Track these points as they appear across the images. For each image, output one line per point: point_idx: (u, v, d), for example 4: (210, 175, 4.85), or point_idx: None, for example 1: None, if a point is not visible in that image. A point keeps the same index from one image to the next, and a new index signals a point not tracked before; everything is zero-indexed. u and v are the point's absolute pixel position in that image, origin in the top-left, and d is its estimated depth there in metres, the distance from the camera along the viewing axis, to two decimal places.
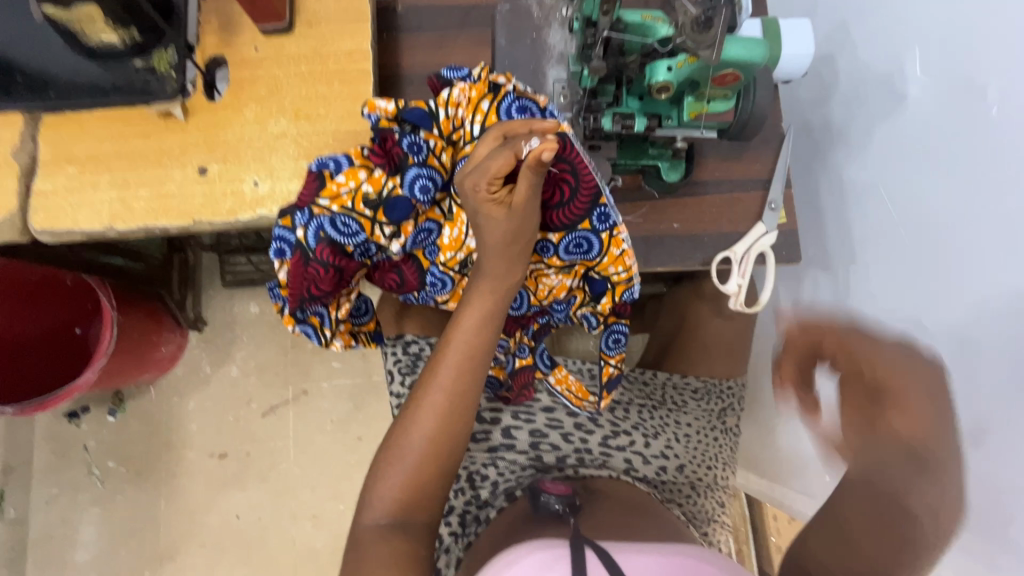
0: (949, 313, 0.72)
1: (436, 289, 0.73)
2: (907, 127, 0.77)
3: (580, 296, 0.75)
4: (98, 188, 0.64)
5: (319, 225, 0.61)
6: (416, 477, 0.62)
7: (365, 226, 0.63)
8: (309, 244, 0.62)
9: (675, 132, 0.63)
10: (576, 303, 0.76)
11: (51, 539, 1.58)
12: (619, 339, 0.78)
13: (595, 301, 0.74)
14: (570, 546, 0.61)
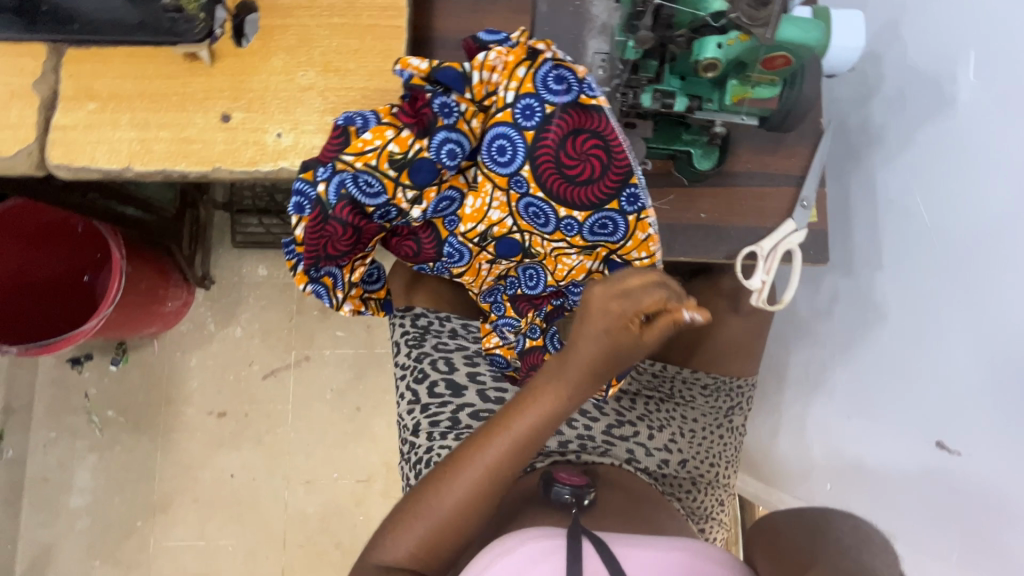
0: (970, 335, 0.71)
1: (454, 260, 0.74)
2: (952, 134, 0.75)
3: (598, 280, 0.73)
4: (118, 127, 0.63)
5: (341, 182, 0.59)
6: (434, 538, 0.65)
7: (387, 187, 0.61)
8: (330, 201, 0.60)
9: (715, 116, 0.61)
10: None
11: (47, 482, 1.59)
12: None
13: None
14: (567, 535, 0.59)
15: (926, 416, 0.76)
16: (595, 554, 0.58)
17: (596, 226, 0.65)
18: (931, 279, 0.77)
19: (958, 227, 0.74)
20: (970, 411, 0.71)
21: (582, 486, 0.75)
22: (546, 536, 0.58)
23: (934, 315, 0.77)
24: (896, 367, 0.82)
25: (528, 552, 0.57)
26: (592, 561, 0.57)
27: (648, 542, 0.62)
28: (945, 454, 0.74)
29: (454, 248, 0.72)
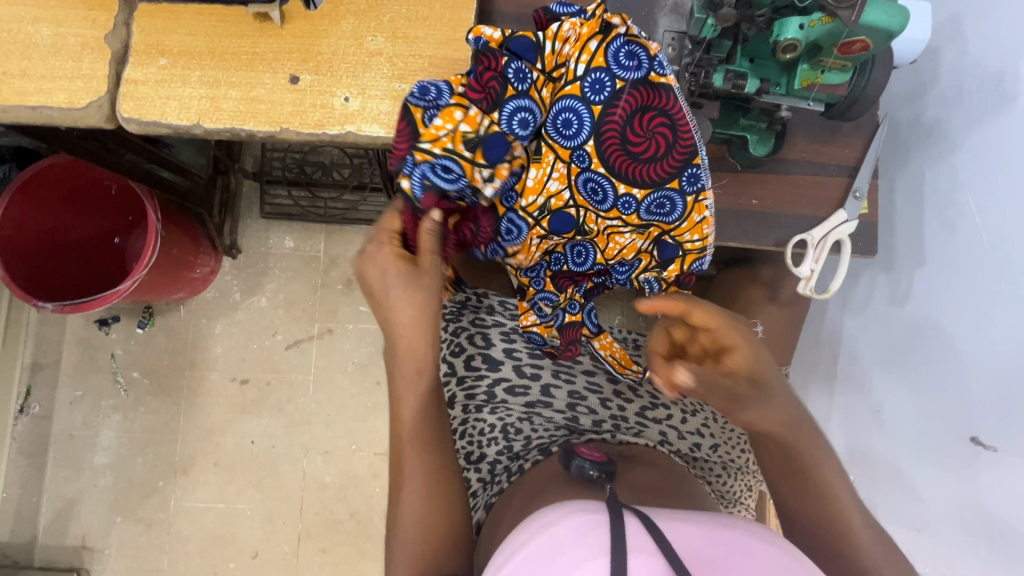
0: (1008, 331, 0.73)
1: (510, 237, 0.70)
2: (1011, 130, 0.74)
3: (646, 260, 0.71)
4: (188, 84, 0.64)
5: (422, 173, 0.63)
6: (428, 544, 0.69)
7: (465, 169, 0.63)
8: (415, 195, 0.64)
9: (781, 100, 0.62)
10: (639, 267, 0.72)
11: (72, 438, 1.63)
12: None
13: (663, 267, 0.71)
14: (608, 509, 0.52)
15: (959, 412, 0.79)
16: (640, 528, 0.50)
17: (653, 204, 0.65)
18: (969, 277, 0.79)
19: (1001, 226, 0.75)
20: (1003, 406, 0.73)
21: (603, 462, 0.76)
22: (588, 510, 0.53)
23: (970, 311, 0.78)
24: (930, 363, 0.83)
25: (567, 524, 0.51)
26: (637, 535, 0.49)
27: (696, 517, 0.54)
28: (979, 448, 0.76)
29: (514, 228, 0.69)
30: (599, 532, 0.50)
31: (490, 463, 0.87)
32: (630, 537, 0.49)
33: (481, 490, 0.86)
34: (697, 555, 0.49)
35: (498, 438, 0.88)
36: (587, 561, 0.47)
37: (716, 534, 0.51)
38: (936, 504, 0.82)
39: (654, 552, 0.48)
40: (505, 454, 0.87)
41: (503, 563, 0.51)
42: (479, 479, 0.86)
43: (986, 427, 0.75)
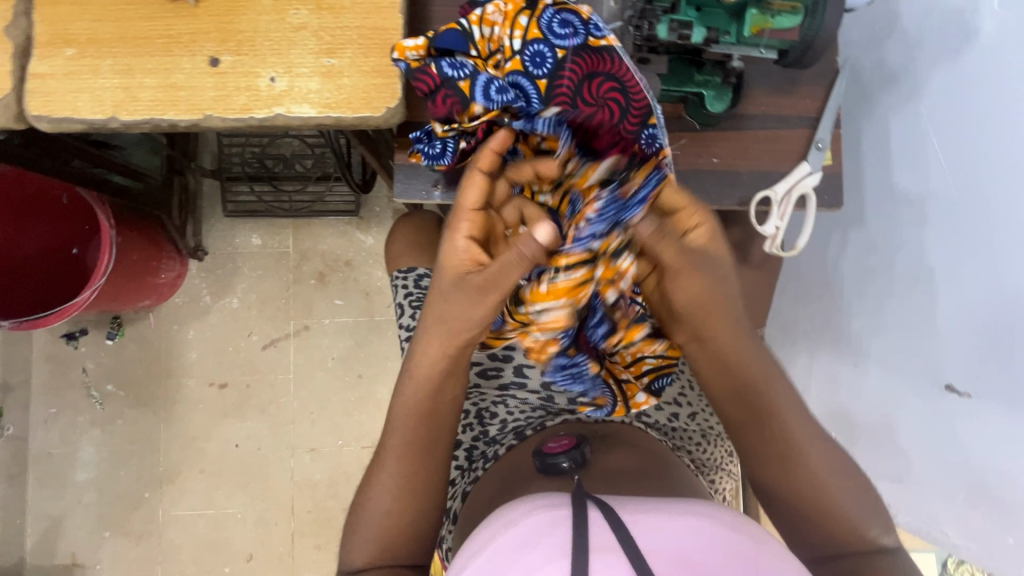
0: (979, 276, 0.72)
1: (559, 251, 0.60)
2: (980, 67, 0.72)
3: None
4: (100, 74, 0.59)
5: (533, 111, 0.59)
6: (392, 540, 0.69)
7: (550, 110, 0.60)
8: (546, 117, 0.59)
9: (731, 50, 0.60)
10: None
11: (50, 457, 1.58)
12: None
13: None
14: (571, 503, 0.54)
15: (931, 362, 0.78)
16: (603, 525, 0.51)
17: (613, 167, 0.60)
18: (937, 224, 0.78)
19: (967, 170, 0.74)
20: (971, 353, 0.73)
21: (574, 449, 0.74)
22: (554, 508, 0.54)
23: (937, 257, 0.78)
24: (903, 313, 0.83)
25: (532, 524, 0.52)
26: (599, 533, 0.50)
27: (661, 507, 0.54)
28: (956, 396, 0.75)
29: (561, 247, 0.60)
30: (562, 531, 0.51)
31: (467, 449, 0.85)
32: (591, 537, 0.50)
33: (459, 478, 0.84)
34: (658, 549, 0.49)
35: (473, 423, 0.86)
36: (548, 564, 0.48)
37: (678, 524, 0.51)
38: (919, 456, 0.82)
39: (617, 553, 0.49)
40: (481, 439, 0.85)
41: (470, 562, 0.53)
42: (456, 468, 0.84)
43: (960, 374, 0.75)
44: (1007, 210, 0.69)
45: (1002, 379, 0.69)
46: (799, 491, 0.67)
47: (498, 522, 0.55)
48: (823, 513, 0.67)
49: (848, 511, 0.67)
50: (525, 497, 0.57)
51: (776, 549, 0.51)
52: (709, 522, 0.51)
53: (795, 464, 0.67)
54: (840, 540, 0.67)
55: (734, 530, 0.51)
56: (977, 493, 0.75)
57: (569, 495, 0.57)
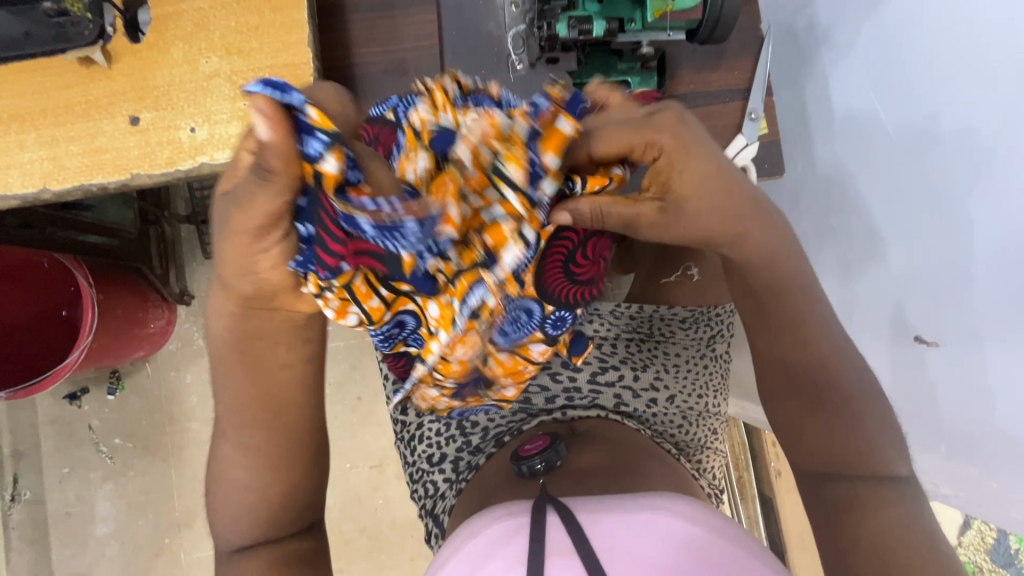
0: (932, 229, 0.74)
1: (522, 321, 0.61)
2: (914, 14, 0.73)
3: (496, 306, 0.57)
4: (25, 149, 0.60)
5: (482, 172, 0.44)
6: None
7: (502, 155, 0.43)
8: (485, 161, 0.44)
9: (640, 36, 0.62)
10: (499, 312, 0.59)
11: (69, 515, 1.60)
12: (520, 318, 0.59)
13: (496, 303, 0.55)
14: (533, 510, 0.56)
15: (900, 314, 0.78)
16: (560, 529, 0.52)
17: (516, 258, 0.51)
18: (891, 178, 0.78)
19: (911, 121, 0.75)
20: (936, 302, 0.74)
21: (548, 449, 0.74)
22: (513, 517, 0.55)
23: (890, 210, 0.78)
24: (870, 267, 0.82)
25: (492, 534, 0.53)
26: (556, 536, 0.51)
27: (619, 506, 0.55)
28: (923, 347, 0.76)
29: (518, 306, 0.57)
30: (520, 539, 0.52)
31: (453, 462, 0.86)
32: (548, 541, 0.51)
33: (448, 491, 0.85)
34: (614, 545, 0.49)
35: (456, 435, 0.87)
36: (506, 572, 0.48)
37: (633, 522, 0.52)
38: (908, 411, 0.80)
39: (571, 553, 0.49)
40: (465, 449, 0.86)
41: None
42: (445, 480, 0.86)
43: (926, 324, 0.75)
44: (951, 161, 0.70)
45: (967, 322, 0.70)
46: (803, 434, 0.63)
47: (465, 533, 0.56)
48: (848, 452, 0.61)
49: (875, 442, 0.61)
50: (488, 511, 0.59)
51: (741, 542, 0.52)
52: (668, 516, 0.52)
53: (824, 402, 0.62)
54: (852, 468, 0.61)
55: (691, 522, 0.52)
56: (966, 440, 0.73)
57: (533, 502, 0.58)
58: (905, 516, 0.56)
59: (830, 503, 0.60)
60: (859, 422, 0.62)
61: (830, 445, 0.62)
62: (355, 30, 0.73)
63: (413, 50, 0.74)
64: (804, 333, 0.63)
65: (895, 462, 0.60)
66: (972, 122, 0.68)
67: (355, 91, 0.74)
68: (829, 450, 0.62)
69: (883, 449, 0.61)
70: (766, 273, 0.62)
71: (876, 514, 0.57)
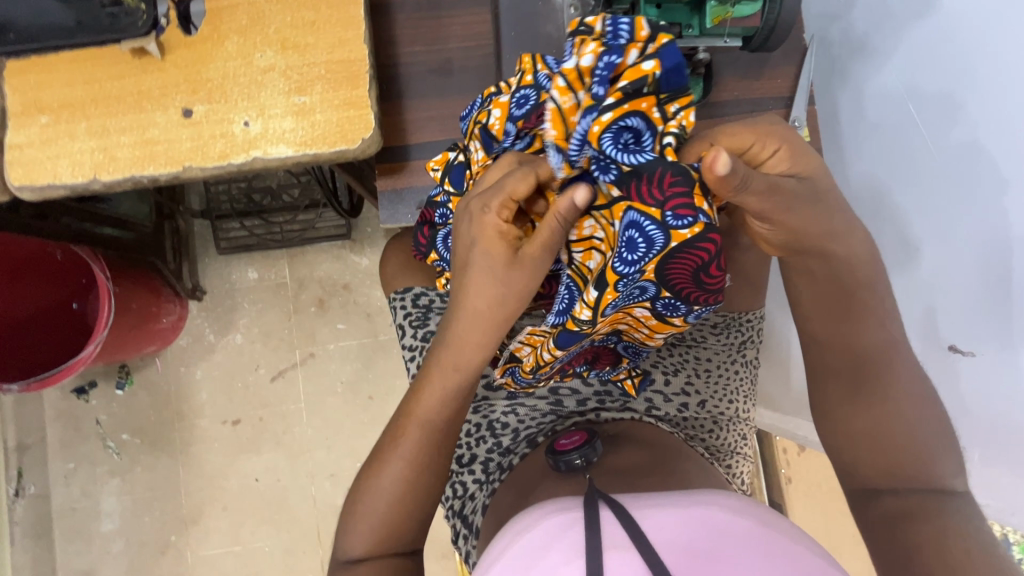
0: (974, 236, 0.73)
1: (632, 298, 0.62)
2: (945, 30, 0.74)
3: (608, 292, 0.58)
4: (76, 139, 0.59)
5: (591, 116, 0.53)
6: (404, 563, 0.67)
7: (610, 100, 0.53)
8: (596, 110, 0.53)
9: (697, 42, 0.65)
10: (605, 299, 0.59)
11: (74, 512, 1.54)
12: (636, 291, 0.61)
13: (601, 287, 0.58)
14: (584, 504, 0.56)
15: (934, 323, 0.79)
16: (615, 523, 0.53)
17: (627, 247, 0.55)
18: (923, 188, 0.79)
19: (942, 133, 0.76)
20: (978, 309, 0.74)
21: (586, 445, 0.74)
22: (566, 511, 0.55)
23: (928, 217, 0.79)
24: (907, 276, 0.83)
25: (548, 527, 0.54)
26: (612, 531, 0.52)
27: (670, 501, 0.55)
28: (958, 356, 0.77)
29: (632, 287, 0.60)
30: (576, 532, 0.53)
31: (483, 463, 0.85)
32: (604, 536, 0.52)
33: (478, 492, 0.84)
34: (669, 539, 0.50)
35: (485, 436, 0.86)
36: (565, 564, 0.50)
37: (687, 516, 0.53)
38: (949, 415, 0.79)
39: (629, 548, 0.50)
40: (495, 450, 0.85)
41: (489, 568, 0.54)
42: (475, 482, 0.85)
43: (960, 334, 0.76)
44: (995, 163, 0.70)
45: (1005, 331, 0.71)
46: (856, 436, 0.65)
47: (515, 528, 0.57)
48: (899, 458, 0.63)
49: (924, 446, 0.62)
50: (538, 505, 0.59)
51: (799, 539, 0.51)
52: (723, 511, 0.52)
53: (878, 397, 0.65)
54: (901, 481, 0.63)
55: (744, 516, 0.52)
56: (995, 441, 0.74)
57: (582, 497, 0.58)
58: (967, 522, 0.57)
59: (881, 518, 0.61)
60: (907, 425, 0.63)
61: (893, 442, 0.63)
62: (400, 28, 0.75)
63: (458, 50, 0.75)
64: (860, 327, 0.66)
65: (950, 473, 0.62)
66: (1016, 125, 0.67)
67: (400, 89, 0.75)
68: (889, 455, 0.63)
69: (934, 456, 0.63)
70: (849, 272, 0.65)
71: (936, 524, 0.57)
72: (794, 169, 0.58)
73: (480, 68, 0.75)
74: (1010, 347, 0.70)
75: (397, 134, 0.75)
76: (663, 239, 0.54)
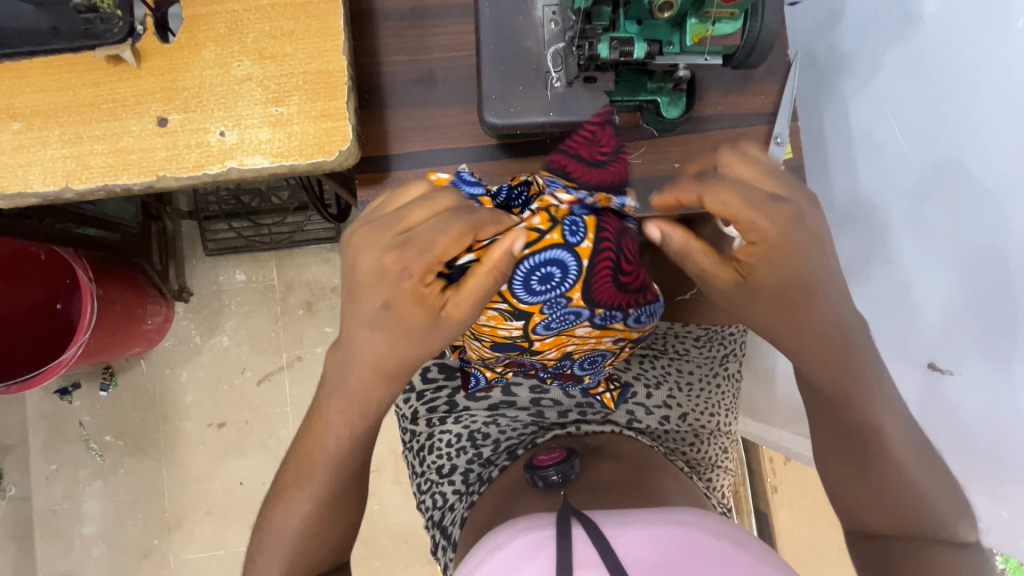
0: (948, 260, 0.74)
1: (569, 322, 0.65)
2: (928, 46, 0.74)
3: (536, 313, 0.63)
4: (48, 146, 0.59)
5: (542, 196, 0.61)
6: None
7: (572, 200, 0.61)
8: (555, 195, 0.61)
9: (676, 59, 0.65)
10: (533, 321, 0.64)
11: (55, 515, 1.51)
12: (569, 318, 0.64)
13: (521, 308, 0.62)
14: (558, 521, 0.56)
15: (914, 343, 0.79)
16: (586, 542, 0.52)
17: (542, 280, 0.59)
18: (907, 203, 0.79)
19: (928, 149, 0.75)
20: (955, 330, 0.73)
21: (564, 462, 0.75)
22: (539, 529, 0.55)
23: (913, 236, 0.78)
24: (883, 294, 0.84)
25: (519, 544, 0.54)
26: (583, 550, 0.51)
27: (644, 518, 0.55)
28: (938, 373, 0.76)
29: (563, 312, 0.63)
30: (548, 549, 0.52)
31: (463, 473, 0.86)
32: (575, 553, 0.51)
33: (457, 503, 0.84)
34: (640, 557, 0.50)
35: (467, 446, 0.86)
36: None
37: (660, 534, 0.52)
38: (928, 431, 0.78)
39: (599, 566, 0.50)
40: (476, 461, 0.86)
41: None
42: (454, 492, 0.85)
43: (942, 352, 0.75)
44: (969, 187, 0.70)
45: (985, 350, 0.70)
46: (859, 504, 0.66)
47: (489, 544, 0.57)
48: (913, 514, 0.63)
49: (924, 495, 0.64)
50: (513, 521, 0.59)
51: (771, 559, 0.51)
52: (694, 530, 0.53)
53: (877, 474, 0.64)
54: (905, 527, 0.64)
55: (717, 536, 0.52)
56: (968, 458, 0.73)
57: (556, 514, 0.58)
58: (953, 561, 0.61)
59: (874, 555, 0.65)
60: (913, 486, 0.64)
61: (888, 506, 0.64)
62: (384, 37, 0.74)
63: (442, 60, 0.75)
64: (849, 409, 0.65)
65: (962, 528, 0.63)
66: (992, 149, 0.67)
67: (383, 98, 0.74)
68: (890, 511, 0.64)
69: (942, 514, 0.63)
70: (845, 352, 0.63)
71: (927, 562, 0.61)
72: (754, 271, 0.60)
73: (464, 78, 0.75)
74: (994, 359, 0.69)
75: (380, 142, 0.74)
76: (573, 259, 0.59)
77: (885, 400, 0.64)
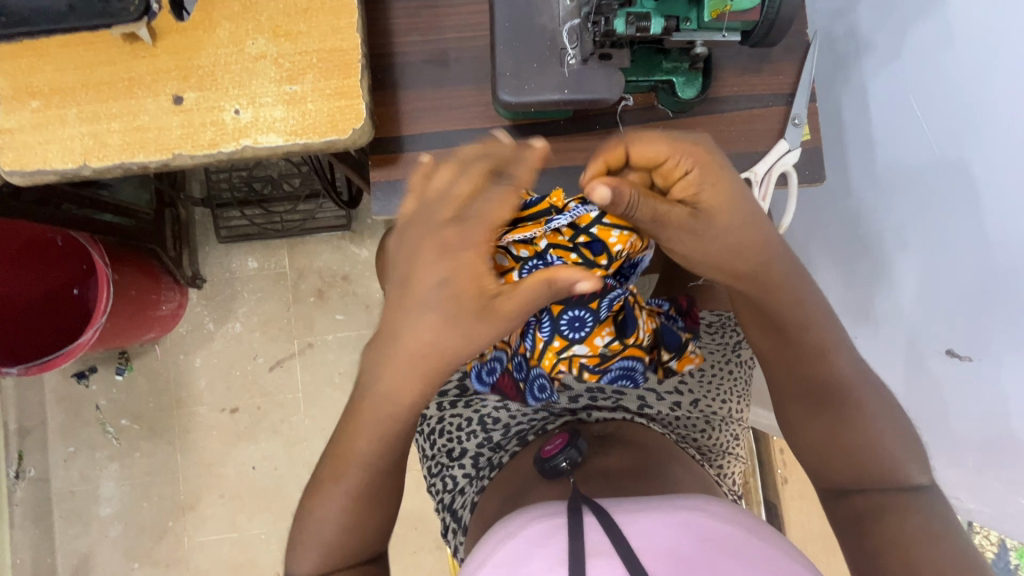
0: (973, 221, 0.71)
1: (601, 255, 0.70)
2: (948, 24, 0.73)
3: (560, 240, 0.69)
4: (67, 123, 0.59)
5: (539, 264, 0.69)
6: None
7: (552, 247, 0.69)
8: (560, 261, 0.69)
9: (694, 35, 0.64)
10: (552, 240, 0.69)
11: (73, 496, 1.54)
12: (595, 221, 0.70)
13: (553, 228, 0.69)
14: (569, 509, 0.56)
15: (928, 328, 0.78)
16: (598, 530, 0.52)
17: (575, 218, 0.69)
18: (925, 184, 0.77)
19: (944, 127, 0.74)
20: (972, 313, 0.72)
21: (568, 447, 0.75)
22: (549, 518, 0.55)
23: (929, 216, 0.77)
24: (890, 280, 0.83)
25: (531, 534, 0.54)
26: (594, 537, 0.52)
27: (657, 504, 0.55)
28: (955, 361, 0.74)
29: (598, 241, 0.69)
30: (559, 539, 0.52)
31: (473, 457, 0.86)
32: (587, 541, 0.51)
33: (467, 486, 0.85)
34: (650, 544, 0.50)
35: (477, 430, 0.87)
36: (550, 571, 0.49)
37: (671, 521, 0.52)
38: (946, 420, 0.77)
39: (611, 553, 0.50)
40: (486, 445, 0.86)
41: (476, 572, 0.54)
42: (465, 476, 0.85)
43: (960, 338, 0.74)
44: (981, 170, 0.70)
45: (1000, 333, 0.69)
46: (821, 447, 0.68)
47: (502, 531, 0.57)
48: (875, 466, 0.65)
49: (891, 453, 0.65)
50: (524, 509, 0.59)
51: (781, 545, 0.51)
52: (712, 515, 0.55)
53: (829, 416, 0.68)
54: (862, 478, 0.65)
55: (730, 523, 0.52)
56: (982, 446, 0.73)
57: (567, 502, 0.58)
58: (925, 518, 0.60)
59: (856, 517, 0.64)
60: (880, 438, 0.66)
61: (842, 443, 0.67)
62: (397, 18, 0.74)
63: (455, 41, 0.75)
64: (815, 359, 0.69)
65: (916, 473, 0.64)
66: (1005, 128, 0.67)
67: (396, 79, 0.74)
68: (846, 450, 0.66)
69: (897, 458, 0.65)
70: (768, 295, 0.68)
71: (899, 523, 0.61)
72: (700, 197, 0.59)
73: (477, 58, 0.75)
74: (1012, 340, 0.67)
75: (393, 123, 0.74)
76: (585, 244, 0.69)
77: (840, 349, 0.69)
